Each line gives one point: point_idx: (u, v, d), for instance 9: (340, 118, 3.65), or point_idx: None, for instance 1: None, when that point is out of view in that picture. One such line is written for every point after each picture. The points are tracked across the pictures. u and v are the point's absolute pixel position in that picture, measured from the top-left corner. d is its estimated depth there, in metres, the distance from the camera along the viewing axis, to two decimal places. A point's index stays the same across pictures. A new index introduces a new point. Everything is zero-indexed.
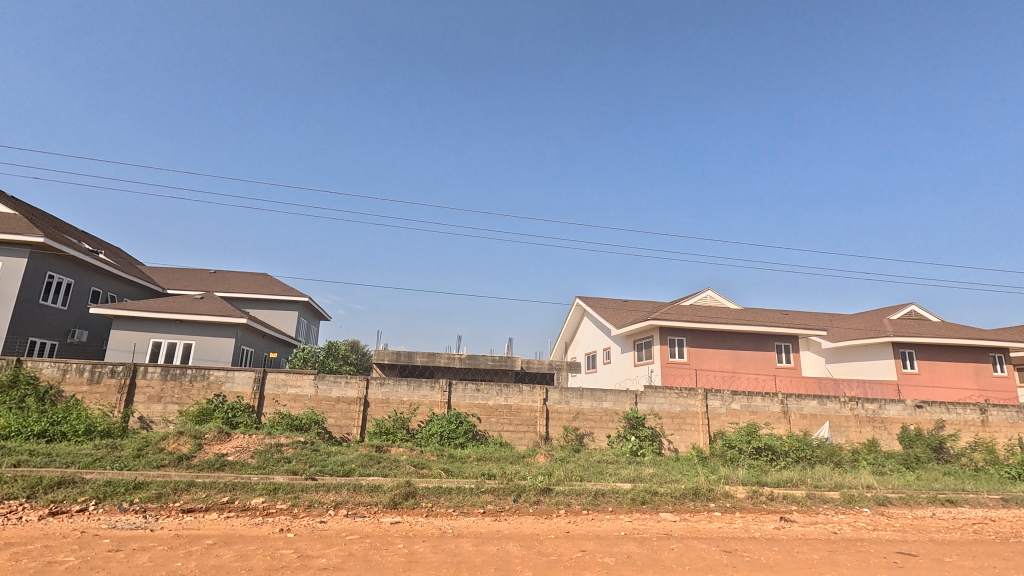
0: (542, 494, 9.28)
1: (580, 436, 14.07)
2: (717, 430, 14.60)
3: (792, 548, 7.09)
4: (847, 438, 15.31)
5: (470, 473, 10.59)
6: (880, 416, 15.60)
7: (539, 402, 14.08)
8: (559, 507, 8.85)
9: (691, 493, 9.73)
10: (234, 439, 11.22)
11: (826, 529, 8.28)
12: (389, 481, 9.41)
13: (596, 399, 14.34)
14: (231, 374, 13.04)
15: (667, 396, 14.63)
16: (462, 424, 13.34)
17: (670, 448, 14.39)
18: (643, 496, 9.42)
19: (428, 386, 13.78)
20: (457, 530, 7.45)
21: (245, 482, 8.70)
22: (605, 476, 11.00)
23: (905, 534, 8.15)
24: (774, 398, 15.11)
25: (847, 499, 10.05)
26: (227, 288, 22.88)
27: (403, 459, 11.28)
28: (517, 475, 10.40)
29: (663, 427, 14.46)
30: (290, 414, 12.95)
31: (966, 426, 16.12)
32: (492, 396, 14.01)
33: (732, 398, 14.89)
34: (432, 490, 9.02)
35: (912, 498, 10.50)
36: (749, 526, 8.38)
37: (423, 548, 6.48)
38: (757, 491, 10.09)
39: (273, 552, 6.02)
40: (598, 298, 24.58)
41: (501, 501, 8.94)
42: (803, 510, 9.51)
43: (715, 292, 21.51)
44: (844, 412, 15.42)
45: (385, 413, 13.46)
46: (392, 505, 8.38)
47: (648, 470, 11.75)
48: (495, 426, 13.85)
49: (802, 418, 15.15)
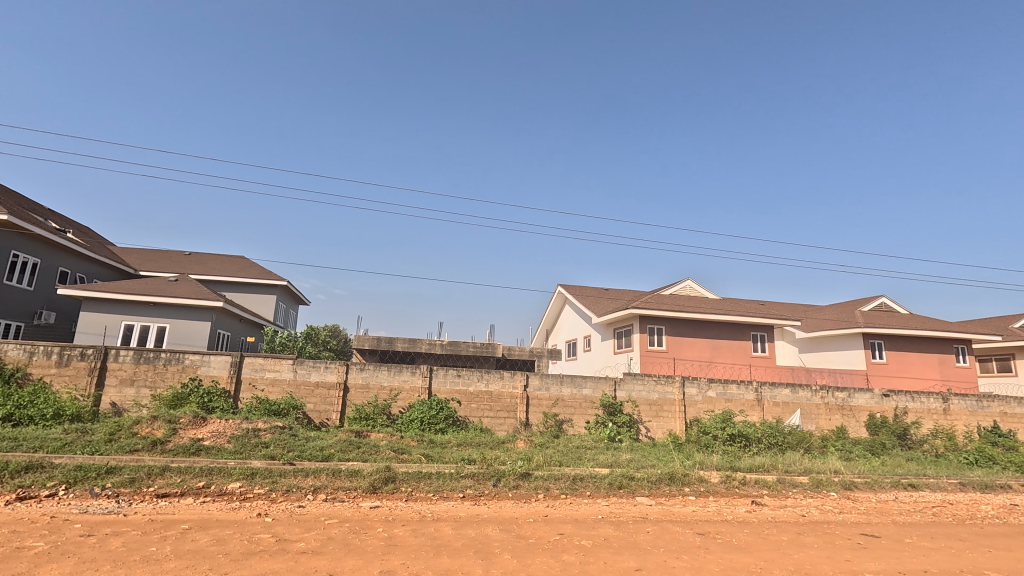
0: (521, 479, 9.39)
1: (560, 422, 14.23)
2: (693, 416, 14.93)
3: (762, 530, 7.33)
4: (817, 425, 15.81)
5: (450, 458, 10.62)
6: (848, 404, 16.11)
7: (519, 389, 14.17)
8: (538, 491, 9.00)
9: (666, 478, 9.96)
10: (210, 423, 11.06)
11: (794, 512, 8.56)
12: (368, 466, 9.40)
13: (576, 386, 14.48)
14: (207, 358, 12.83)
15: (645, 382, 14.87)
16: (442, 410, 13.38)
17: (647, 434, 14.66)
18: (621, 480, 9.62)
19: (409, 370, 13.73)
20: (436, 514, 7.50)
21: (222, 467, 8.63)
22: (584, 461, 11.19)
23: (869, 517, 8.49)
24: (748, 386, 15.47)
25: (816, 484, 10.43)
26: (203, 270, 22.39)
27: (383, 443, 11.26)
28: (497, 460, 10.51)
29: (640, 413, 14.71)
30: (267, 399, 12.82)
31: (929, 415, 16.74)
32: (473, 382, 14.03)
33: (708, 386, 15.19)
34: (412, 475, 9.07)
35: (876, 483, 10.94)
36: (722, 509, 8.61)
37: (403, 531, 6.52)
38: (730, 476, 10.39)
39: (250, 536, 5.99)
40: (579, 287, 24.81)
41: (481, 485, 9.03)
42: (773, 494, 9.84)
43: (694, 282, 21.85)
44: (815, 400, 15.90)
45: (364, 398, 13.38)
46: (372, 489, 8.38)
47: (625, 456, 11.93)
48: (475, 412, 13.90)
49: (775, 406, 15.57)
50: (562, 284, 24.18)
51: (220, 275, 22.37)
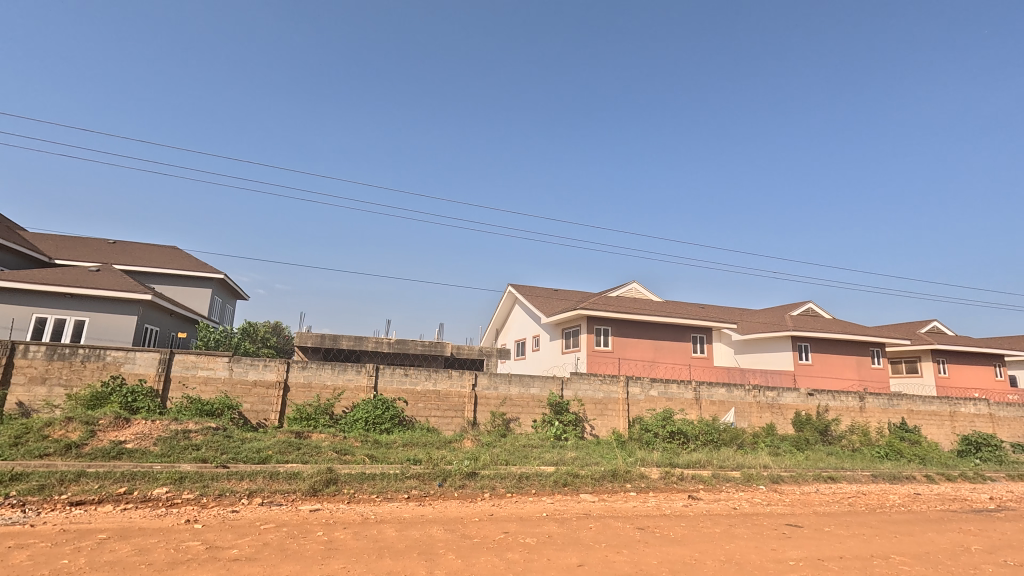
0: (467, 478, 9.37)
1: (507, 421, 14.30)
2: (635, 414, 15.42)
3: (697, 523, 7.68)
4: (749, 423, 16.72)
5: (395, 459, 10.44)
6: (777, 402, 17.15)
7: (468, 388, 14.12)
8: (484, 490, 9.01)
9: (609, 475, 10.23)
10: (134, 425, 10.30)
11: (727, 505, 9.04)
12: (309, 468, 9.08)
13: (524, 385, 14.59)
14: (132, 355, 11.97)
15: (591, 381, 15.20)
16: (388, 409, 13.12)
17: (592, 432, 15.00)
18: (565, 478, 9.79)
19: (355, 369, 13.37)
20: (379, 516, 7.35)
21: (147, 472, 8.07)
22: (530, 460, 11.29)
23: (793, 508, 9.09)
24: (688, 386, 16.15)
25: (747, 478, 11.04)
26: (130, 261, 20.83)
27: (325, 444, 10.90)
28: (443, 459, 10.43)
29: (586, 412, 15.04)
30: (199, 399, 12.11)
31: (847, 412, 18.09)
32: (421, 381, 13.85)
33: (650, 385, 15.73)
34: (355, 476, 8.83)
35: (800, 476, 11.72)
36: (661, 504, 8.96)
37: (344, 535, 6.34)
38: (669, 472, 10.81)
39: (177, 544, 5.63)
40: (529, 287, 25.01)
41: (426, 486, 8.93)
42: (708, 488, 10.33)
43: (640, 285, 22.56)
44: (748, 398, 16.82)
45: (306, 398, 12.91)
46: (312, 492, 8.09)
47: (570, 454, 12.16)
48: (422, 411, 13.73)
49: (712, 404, 16.35)
50: (512, 284, 24.30)
51: (148, 266, 20.85)
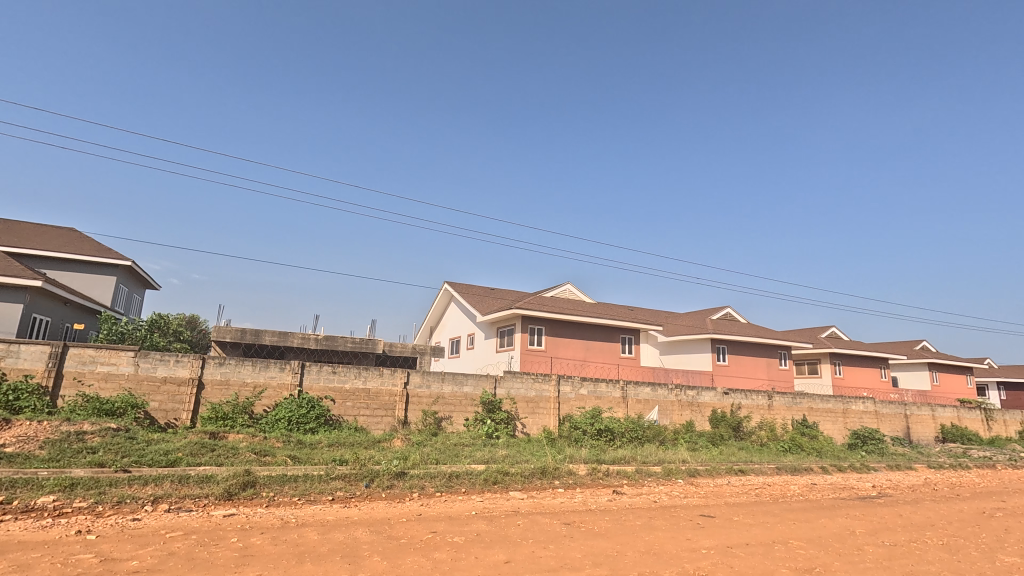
0: (395, 478, 9.18)
1: (438, 420, 14.17)
2: (566, 412, 15.79)
3: (620, 516, 8.00)
4: (671, 420, 17.63)
5: (320, 459, 10.03)
6: (696, 401, 18.21)
7: (399, 387, 13.83)
8: (412, 490, 8.87)
9: (538, 472, 10.40)
10: (16, 426, 9.19)
11: (648, 499, 9.49)
12: (223, 471, 8.51)
13: (457, 383, 14.52)
14: (16, 348, 10.68)
15: (524, 380, 15.39)
16: (314, 408, 12.59)
17: (523, 430, 15.20)
18: (495, 476, 9.85)
19: (278, 365, 12.70)
20: (301, 519, 7.03)
21: (30, 478, 7.22)
22: (460, 458, 11.26)
23: (707, 500, 9.71)
24: (615, 385, 16.76)
25: (667, 472, 11.65)
26: (16, 242, 18.54)
27: (243, 445, 10.27)
28: (371, 459, 10.15)
29: (518, 410, 15.21)
30: (97, 397, 11.00)
31: (757, 410, 19.54)
32: (350, 379, 13.40)
33: (580, 384, 16.18)
34: (275, 478, 8.39)
35: (714, 470, 12.53)
36: (587, 499, 9.25)
37: (261, 540, 6.01)
38: (595, 468, 11.17)
39: (66, 558, 5.09)
40: (465, 285, 24.90)
41: (352, 487, 8.66)
42: (631, 483, 10.79)
43: (573, 286, 23.15)
44: (670, 397, 17.73)
45: (222, 396, 12.10)
46: (226, 496, 7.59)
47: (501, 452, 12.26)
48: (351, 410, 13.29)
49: (637, 402, 17.08)
50: (448, 282, 24.08)
51: (38, 249, 18.63)
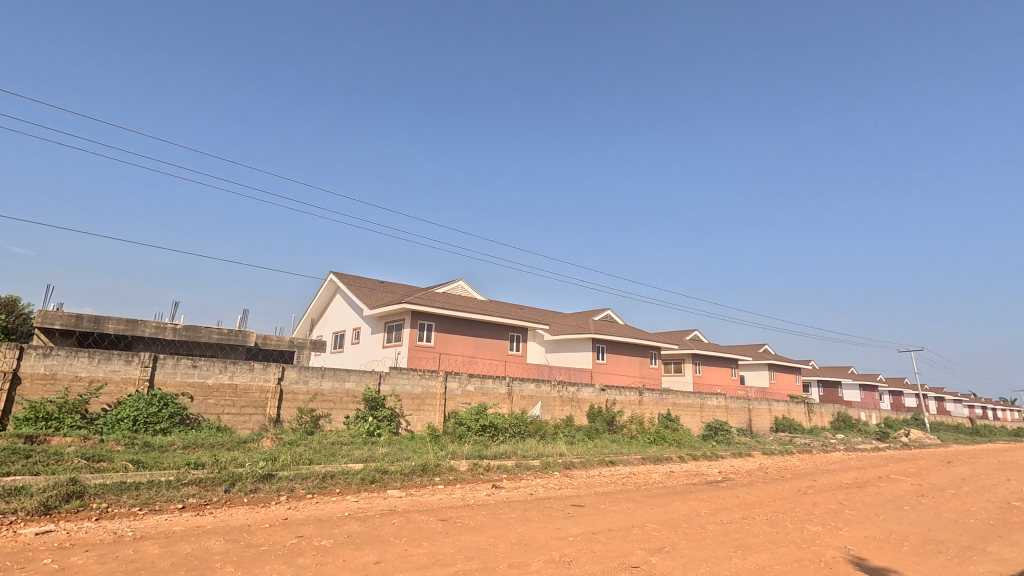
0: (260, 481, 8.48)
1: (315, 418, 13.37)
2: (451, 409, 15.79)
3: (496, 510, 8.18)
4: (552, 415, 18.43)
5: (171, 463, 8.95)
6: (576, 397, 19.22)
7: (272, 383, 12.80)
8: (279, 494, 8.25)
9: (419, 469, 10.27)
10: None
11: (524, 492, 9.82)
12: (41, 481, 7.23)
13: (338, 379, 13.83)
14: None
15: (410, 376, 15.11)
16: (166, 407, 11.19)
17: (407, 427, 14.91)
18: (373, 474, 9.53)
19: (123, 358, 11.09)
20: (140, 532, 6.20)
21: None
22: (337, 458, 10.73)
23: (579, 490, 10.31)
24: (502, 381, 17.11)
25: (544, 466, 12.15)
26: None
27: (70, 450, 8.81)
28: (233, 462, 9.27)
29: (402, 407, 14.88)
30: None
31: (629, 405, 21.15)
32: (213, 374, 12.12)
33: (467, 380, 16.27)
34: (109, 487, 7.31)
35: (588, 461, 13.34)
36: (466, 494, 9.32)
37: (84, 559, 5.19)
38: (477, 464, 11.31)
39: None
40: (353, 276, 23.80)
41: (208, 493, 7.83)
42: (510, 477, 11.09)
43: (465, 283, 23.23)
44: (553, 393, 18.53)
45: (46, 393, 10.28)
46: (42, 511, 6.44)
47: (381, 450, 11.91)
48: (213, 409, 12.02)
49: (521, 398, 17.61)
50: (334, 272, 22.83)
51: None
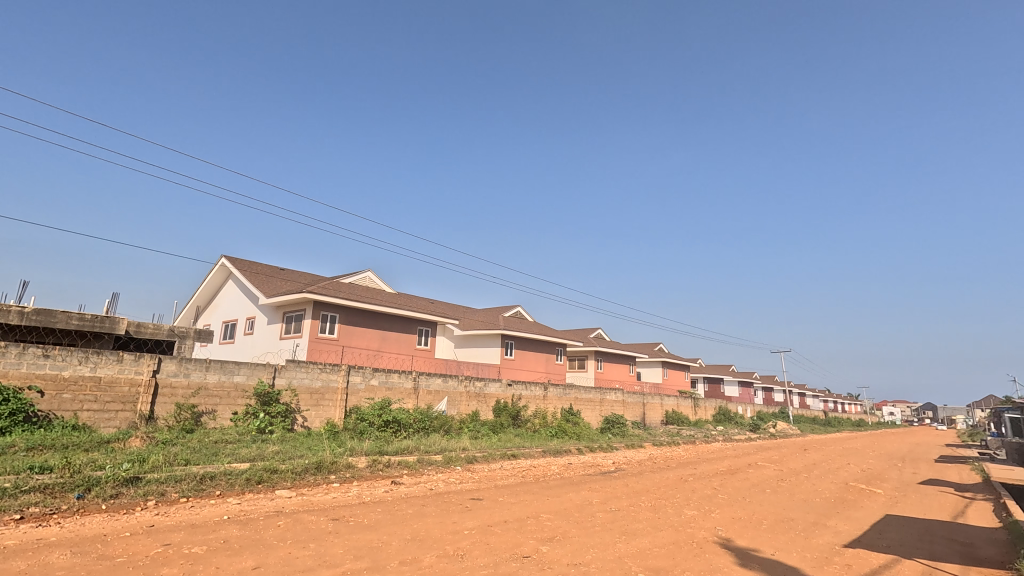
0: (123, 485, 7.57)
1: (197, 415, 12.21)
2: (353, 404, 15.19)
3: (393, 507, 8.00)
4: (458, 410, 18.39)
5: (8, 468, 7.70)
6: (483, 392, 19.35)
7: (145, 376, 11.48)
8: (147, 498, 7.42)
9: (312, 467, 9.76)
10: None
11: (424, 487, 9.70)
12: None
13: (226, 372, 12.74)
14: None
15: (309, 370, 14.31)
16: (6, 403, 9.61)
17: (304, 423, 14.11)
18: (260, 474, 8.89)
19: None
20: None
21: None
22: (219, 458, 9.88)
23: (479, 484, 10.39)
24: (408, 376, 16.77)
25: (447, 460, 12.10)
26: None
27: None
28: (91, 464, 8.19)
29: (299, 402, 14.05)
30: None
31: (534, 399, 21.68)
32: (71, 365, 10.61)
33: (371, 374, 15.73)
34: None
35: (490, 455, 13.50)
36: (362, 492, 9.01)
37: None
38: (376, 460, 10.98)
39: None
40: (249, 261, 22.05)
41: (55, 500, 6.83)
42: (411, 473, 10.91)
43: (374, 274, 22.46)
44: (460, 388, 18.50)
45: None
46: None
47: (272, 448, 11.15)
48: (69, 405, 10.52)
49: (427, 393, 17.38)
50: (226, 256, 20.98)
51: None
